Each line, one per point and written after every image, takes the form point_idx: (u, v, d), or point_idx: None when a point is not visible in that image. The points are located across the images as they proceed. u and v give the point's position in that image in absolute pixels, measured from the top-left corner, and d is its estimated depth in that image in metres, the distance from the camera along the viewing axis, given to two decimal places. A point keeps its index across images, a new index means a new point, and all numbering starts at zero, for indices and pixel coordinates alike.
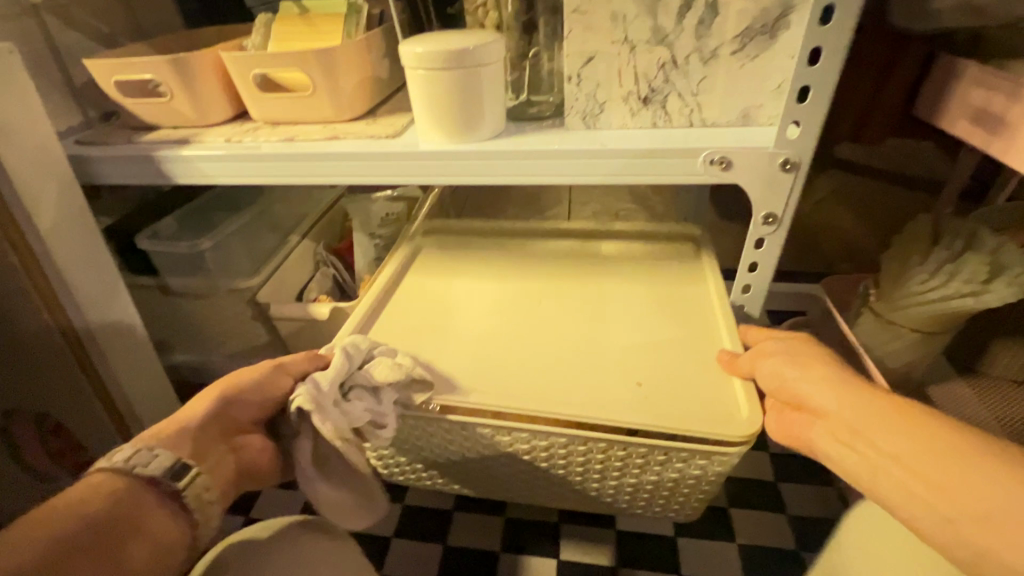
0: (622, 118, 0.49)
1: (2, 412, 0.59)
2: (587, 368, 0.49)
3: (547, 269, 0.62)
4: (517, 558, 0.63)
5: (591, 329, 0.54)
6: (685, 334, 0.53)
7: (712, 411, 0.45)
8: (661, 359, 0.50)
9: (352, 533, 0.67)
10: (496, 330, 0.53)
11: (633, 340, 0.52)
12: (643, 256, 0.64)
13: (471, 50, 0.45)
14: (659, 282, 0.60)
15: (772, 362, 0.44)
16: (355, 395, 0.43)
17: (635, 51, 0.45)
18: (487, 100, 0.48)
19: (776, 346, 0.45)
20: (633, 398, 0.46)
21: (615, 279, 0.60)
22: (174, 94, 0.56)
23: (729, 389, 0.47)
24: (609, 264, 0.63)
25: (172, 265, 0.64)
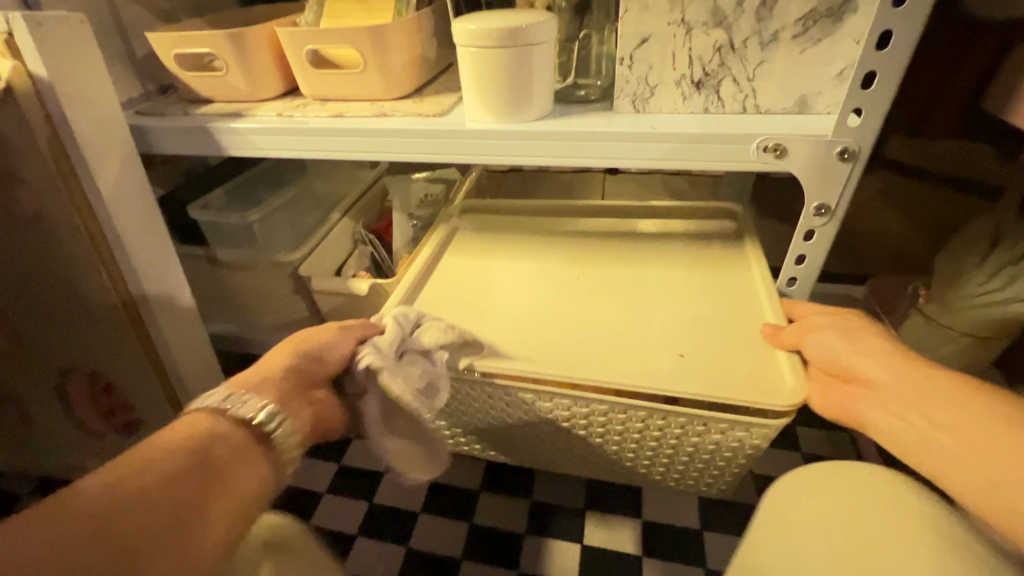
0: (673, 103, 0.48)
1: (61, 368, 0.63)
2: (631, 338, 0.49)
3: (591, 246, 0.63)
4: (540, 540, 0.64)
5: (632, 302, 0.54)
6: (728, 307, 0.53)
7: (758, 382, 0.44)
8: (705, 331, 0.50)
9: (380, 505, 0.68)
10: (536, 308, 0.54)
11: (675, 312, 0.52)
12: (685, 234, 0.64)
13: (524, 29, 0.45)
14: (701, 259, 0.59)
15: (821, 334, 0.44)
16: (409, 358, 0.46)
17: (691, 33, 0.44)
18: (536, 81, 0.48)
19: (824, 320, 0.45)
20: (679, 367, 0.46)
21: (656, 257, 0.60)
22: (229, 68, 0.58)
23: (773, 361, 0.46)
24: (651, 243, 0.62)
25: (221, 235, 0.66)
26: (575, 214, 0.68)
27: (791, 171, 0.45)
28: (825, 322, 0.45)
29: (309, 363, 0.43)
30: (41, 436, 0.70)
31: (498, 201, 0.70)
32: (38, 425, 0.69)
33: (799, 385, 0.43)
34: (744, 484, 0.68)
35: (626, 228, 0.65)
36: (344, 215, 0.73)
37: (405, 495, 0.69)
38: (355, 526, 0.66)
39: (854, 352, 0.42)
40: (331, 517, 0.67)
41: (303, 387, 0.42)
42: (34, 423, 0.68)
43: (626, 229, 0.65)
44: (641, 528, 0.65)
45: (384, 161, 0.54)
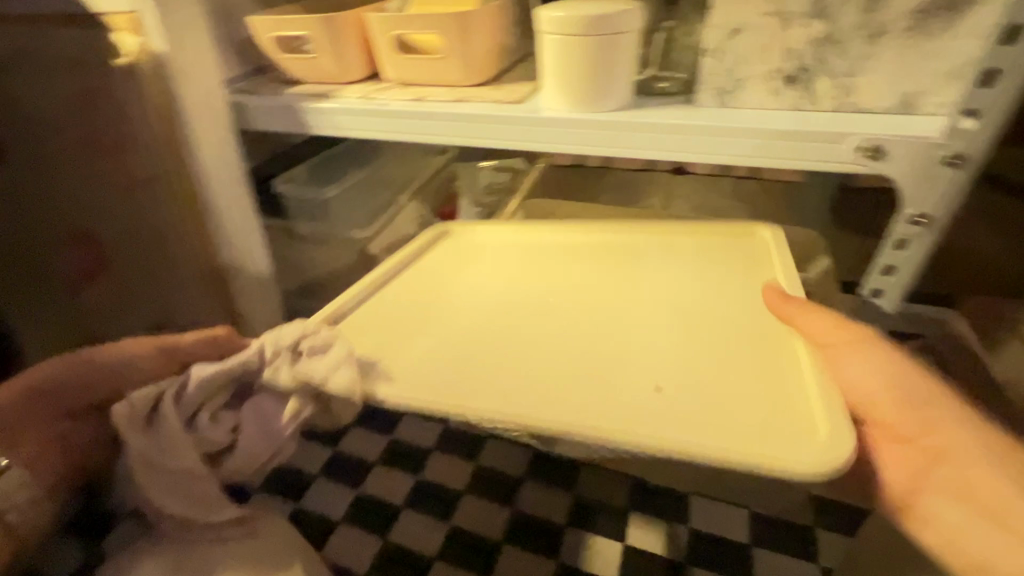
0: (760, 98, 0.46)
1: (152, 322, 0.69)
2: (622, 370, 0.41)
3: (577, 267, 0.56)
4: (581, 534, 0.64)
5: (625, 331, 0.46)
6: (746, 343, 0.44)
7: (781, 432, 0.35)
8: (714, 367, 0.41)
9: (423, 480, 0.70)
10: (471, 340, 0.46)
11: (654, 338, 0.45)
12: (694, 260, 0.56)
13: (611, 17, 0.45)
14: (713, 288, 0.51)
15: (854, 353, 0.44)
16: (255, 400, 0.43)
17: (789, 24, 0.43)
18: (619, 70, 0.48)
19: (858, 333, 0.44)
20: (678, 413, 0.37)
21: (661, 283, 0.52)
22: (320, 50, 0.61)
23: (801, 406, 0.38)
24: (652, 268, 0.55)
25: (300, 211, 0.70)
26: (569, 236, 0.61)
27: (887, 174, 0.42)
28: (860, 336, 0.44)
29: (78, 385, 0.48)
30: None
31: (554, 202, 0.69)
32: None
33: (839, 439, 0.34)
34: (800, 504, 0.65)
35: (626, 254, 0.57)
36: (410, 199, 0.75)
37: (449, 474, 0.71)
38: (402, 497, 0.68)
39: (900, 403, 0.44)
40: (379, 486, 0.70)
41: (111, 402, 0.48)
42: None
43: (621, 252, 0.58)
44: (688, 535, 0.63)
45: (460, 145, 0.55)
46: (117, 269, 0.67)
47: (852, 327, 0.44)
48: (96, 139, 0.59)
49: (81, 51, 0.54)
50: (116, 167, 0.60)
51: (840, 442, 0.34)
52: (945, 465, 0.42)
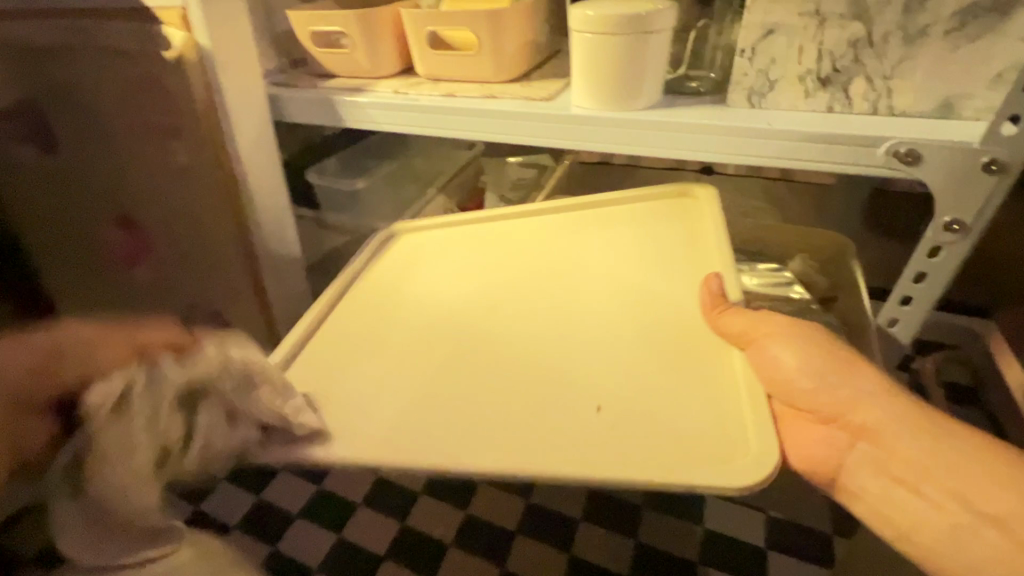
0: (793, 100, 0.45)
1: (189, 303, 0.72)
2: (563, 386, 0.42)
3: (530, 264, 0.55)
4: (596, 530, 0.64)
5: (567, 341, 0.46)
6: (687, 349, 0.44)
7: (707, 446, 0.37)
8: (651, 378, 0.42)
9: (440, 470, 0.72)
10: (417, 350, 0.47)
11: (594, 350, 0.45)
12: (648, 245, 0.56)
13: (643, 16, 0.45)
14: (661, 285, 0.51)
15: (776, 347, 0.43)
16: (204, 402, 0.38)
17: (824, 25, 0.42)
18: (650, 69, 0.48)
19: (772, 327, 0.44)
20: (609, 431, 0.38)
21: (613, 278, 0.52)
22: (356, 46, 0.62)
23: (732, 414, 0.39)
24: (605, 260, 0.54)
25: (331, 200, 0.72)
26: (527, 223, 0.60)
27: (921, 179, 0.41)
28: (776, 327, 0.44)
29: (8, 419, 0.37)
30: None
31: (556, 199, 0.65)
32: None
33: (766, 458, 0.35)
34: (819, 512, 0.64)
35: (580, 244, 0.57)
36: (439, 191, 0.76)
37: None
38: (419, 485, 0.69)
39: (824, 390, 0.42)
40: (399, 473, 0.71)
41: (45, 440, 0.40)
42: None
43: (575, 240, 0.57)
44: (701, 536, 0.63)
45: (488, 141, 0.56)
46: (158, 252, 0.70)
47: (769, 321, 0.44)
48: (142, 128, 0.62)
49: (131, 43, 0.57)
50: (159, 154, 0.63)
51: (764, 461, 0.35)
52: (871, 445, 0.41)
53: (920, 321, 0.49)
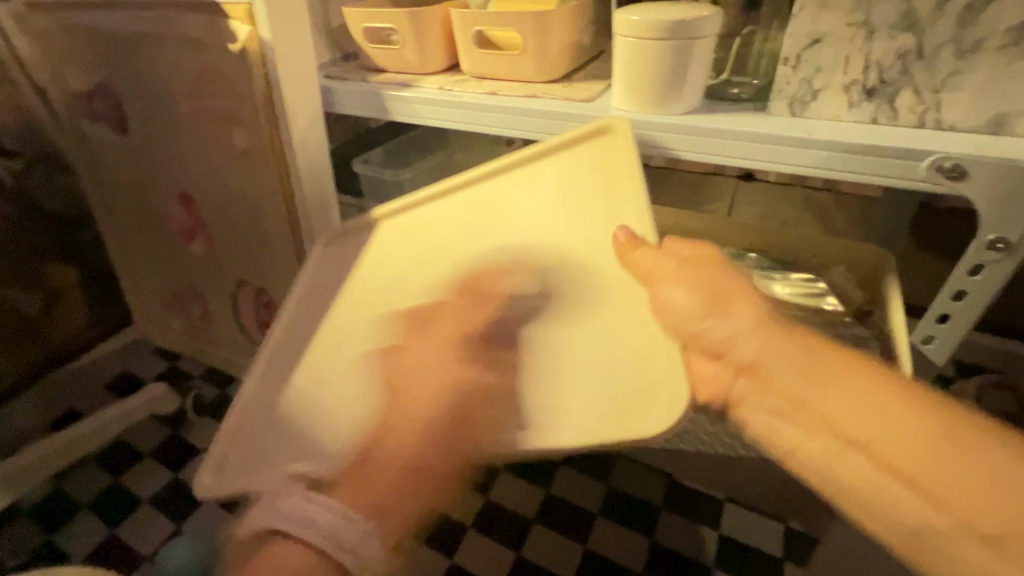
0: (836, 109, 0.45)
1: (238, 280, 0.77)
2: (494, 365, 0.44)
3: (460, 229, 0.54)
4: (612, 525, 0.65)
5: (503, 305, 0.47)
6: (610, 311, 0.43)
7: (625, 410, 0.38)
8: (572, 341, 0.43)
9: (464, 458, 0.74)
10: (359, 332, 0.51)
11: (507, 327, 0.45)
12: (569, 188, 0.51)
13: (689, 22, 0.46)
14: (583, 238, 0.48)
15: (675, 287, 0.40)
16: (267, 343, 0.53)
17: (873, 35, 0.42)
18: (692, 75, 0.48)
19: (671, 268, 0.41)
20: (536, 397, 0.40)
21: (539, 238, 0.50)
22: (405, 43, 0.65)
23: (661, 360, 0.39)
24: (527, 213, 0.52)
25: (374, 190, 0.76)
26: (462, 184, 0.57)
27: (965, 195, 0.41)
28: (674, 266, 0.41)
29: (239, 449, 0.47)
30: (211, 336, 0.85)
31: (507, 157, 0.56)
32: (211, 328, 0.83)
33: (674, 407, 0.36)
34: None
35: (511, 196, 0.54)
36: None
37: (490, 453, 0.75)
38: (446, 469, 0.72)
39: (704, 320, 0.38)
40: None
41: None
42: (211, 326, 0.83)
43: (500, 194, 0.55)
44: (716, 542, 0.64)
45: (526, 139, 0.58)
46: (213, 229, 0.75)
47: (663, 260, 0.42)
48: (209, 114, 0.66)
49: (202, 34, 0.61)
50: (220, 139, 0.67)
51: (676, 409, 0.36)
52: (752, 381, 0.36)
53: (958, 339, 0.48)
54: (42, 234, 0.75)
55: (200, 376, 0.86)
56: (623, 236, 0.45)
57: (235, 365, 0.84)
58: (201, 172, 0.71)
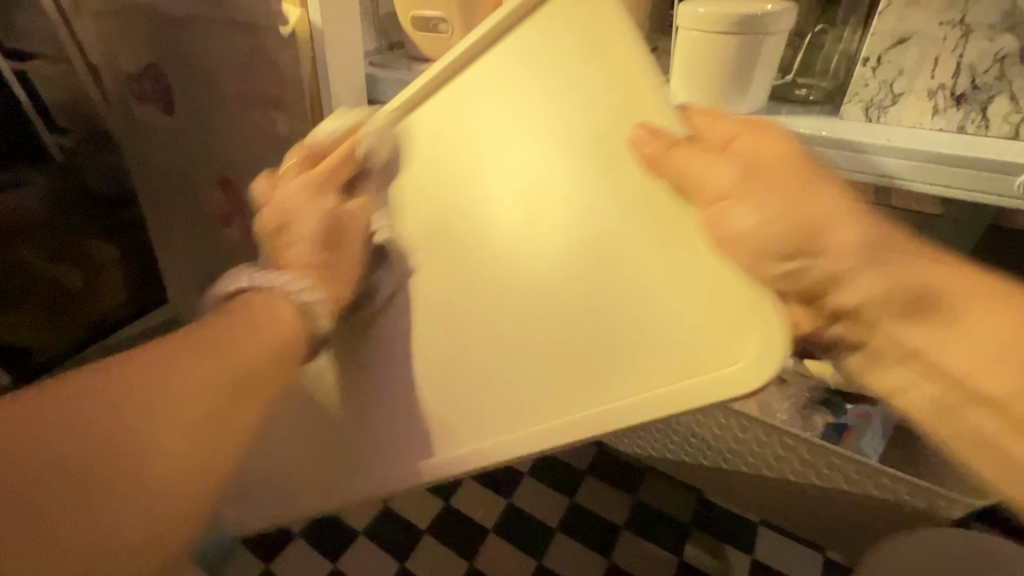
0: (916, 116, 0.42)
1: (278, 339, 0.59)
2: (525, 349, 0.39)
3: (446, 158, 0.45)
4: (637, 541, 0.63)
5: (528, 261, 0.39)
6: (655, 235, 0.35)
7: (703, 362, 0.33)
8: (597, 309, 0.36)
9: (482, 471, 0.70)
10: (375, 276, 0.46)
11: (546, 264, 0.39)
12: (545, 84, 0.41)
13: (762, 16, 0.43)
14: (584, 146, 0.39)
15: (745, 210, 0.32)
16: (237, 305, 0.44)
17: (968, 36, 0.39)
18: (761, 71, 0.46)
19: (735, 181, 0.33)
20: (599, 370, 0.36)
21: (546, 170, 0.40)
22: (454, 32, 0.63)
23: (719, 302, 0.33)
24: (521, 139, 0.41)
25: None
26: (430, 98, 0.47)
27: None
28: (744, 175, 0.33)
29: (105, 401, 0.31)
30: None
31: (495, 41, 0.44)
32: None
33: (757, 371, 0.31)
34: None
35: (503, 115, 0.43)
36: None
37: None
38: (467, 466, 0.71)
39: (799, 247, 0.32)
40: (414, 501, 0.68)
41: (199, 388, 0.33)
42: None
43: (460, 108, 0.45)
44: (747, 566, 0.61)
45: None
46: (247, 211, 0.77)
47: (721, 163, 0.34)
48: (254, 97, 0.66)
49: (251, 16, 0.61)
50: (264, 122, 0.68)
51: (765, 367, 0.30)
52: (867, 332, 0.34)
53: None
54: (75, 208, 0.75)
55: None
56: (649, 140, 0.36)
57: None
58: (244, 154, 0.72)
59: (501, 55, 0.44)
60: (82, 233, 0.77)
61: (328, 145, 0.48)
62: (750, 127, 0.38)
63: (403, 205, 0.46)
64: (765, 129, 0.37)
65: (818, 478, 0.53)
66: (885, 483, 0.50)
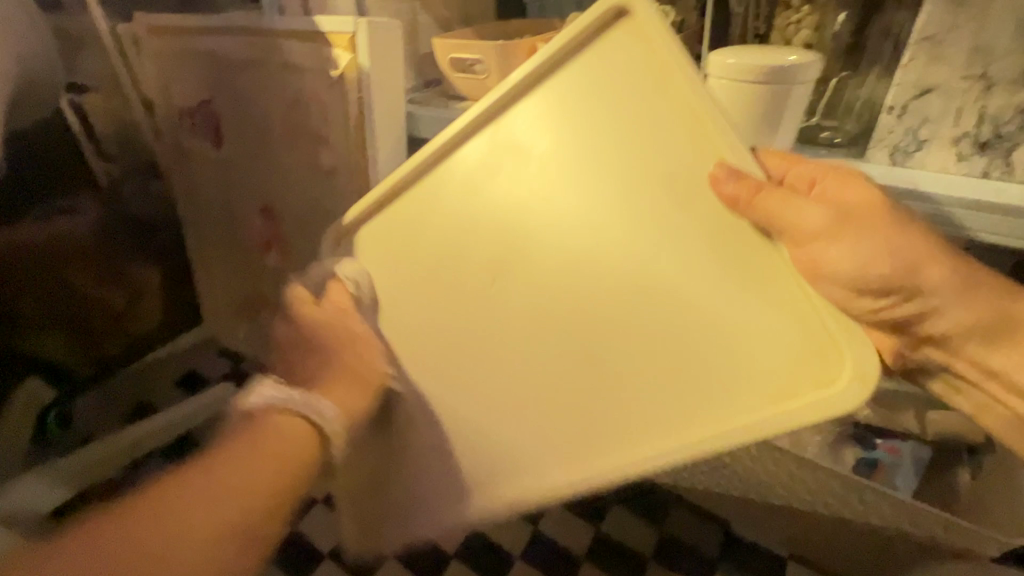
0: (943, 161, 0.52)
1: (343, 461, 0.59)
2: (607, 373, 0.43)
3: (527, 196, 0.47)
4: (666, 571, 0.63)
5: (631, 291, 0.42)
6: (734, 270, 0.39)
7: (804, 380, 0.36)
8: (677, 341, 0.40)
9: None
10: (447, 304, 0.51)
11: (624, 296, 0.42)
12: (614, 123, 0.44)
13: (789, 68, 0.48)
14: (665, 182, 0.42)
15: (837, 250, 0.37)
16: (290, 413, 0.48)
17: (990, 89, 0.49)
18: (788, 116, 0.51)
19: (825, 223, 0.37)
20: (711, 392, 0.39)
21: (617, 208, 0.43)
22: (490, 73, 0.66)
23: (806, 332, 0.37)
24: (590, 175, 0.45)
25: None
26: (491, 133, 0.50)
27: None
28: (825, 222, 0.37)
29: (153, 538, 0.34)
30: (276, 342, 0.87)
31: (541, 77, 0.47)
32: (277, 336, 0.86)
33: (854, 389, 0.34)
34: None
35: (563, 153, 0.46)
36: None
37: None
38: None
39: (861, 267, 0.38)
40: None
41: (214, 511, 0.37)
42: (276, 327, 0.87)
43: (527, 148, 0.48)
44: None
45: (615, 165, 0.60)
46: (288, 238, 0.80)
47: (806, 206, 0.37)
48: (302, 133, 0.70)
49: (304, 61, 0.65)
50: (309, 157, 0.71)
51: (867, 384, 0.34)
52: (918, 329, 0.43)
53: None
54: (123, 238, 0.79)
55: None
56: (729, 180, 0.38)
57: None
58: (287, 185, 0.76)
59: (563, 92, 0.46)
60: (129, 256, 0.80)
61: (412, 186, 0.54)
62: (833, 175, 0.44)
63: (482, 234, 0.49)
64: (847, 177, 0.44)
65: (852, 514, 0.53)
66: (921, 522, 0.49)
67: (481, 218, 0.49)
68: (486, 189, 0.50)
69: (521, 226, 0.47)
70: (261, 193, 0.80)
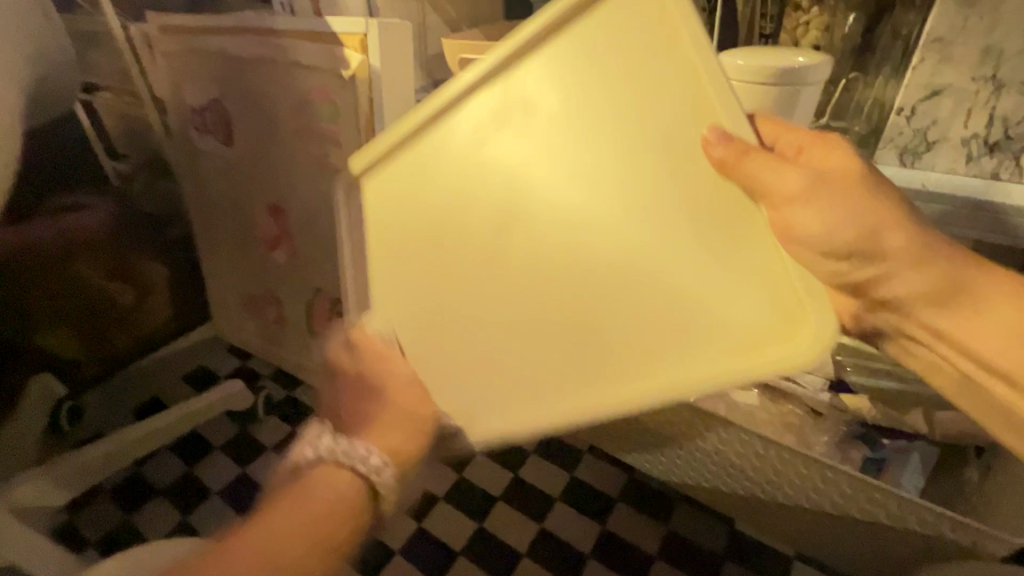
0: (952, 161, 0.54)
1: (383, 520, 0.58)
2: (564, 333, 0.40)
3: (488, 156, 0.44)
4: (673, 570, 0.63)
5: (584, 252, 0.39)
6: (701, 225, 0.36)
7: (764, 340, 0.34)
8: (635, 298, 0.38)
9: (515, 497, 0.71)
10: (411, 265, 0.48)
11: (585, 251, 0.39)
12: (599, 80, 0.39)
13: (800, 69, 0.48)
14: (638, 141, 0.38)
15: (808, 216, 0.36)
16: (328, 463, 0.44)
17: (1000, 90, 0.50)
18: (798, 117, 0.52)
19: (801, 187, 0.36)
20: (661, 351, 0.37)
21: (588, 161, 0.39)
22: None
23: (769, 289, 0.34)
24: (563, 126, 0.40)
25: None
26: (479, 88, 0.44)
27: None
28: (809, 186, 0.36)
29: None
30: (284, 339, 0.88)
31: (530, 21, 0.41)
32: (286, 333, 0.87)
33: (812, 348, 0.32)
34: None
35: (540, 104, 0.41)
36: None
37: (548, 481, 0.73)
38: (499, 489, 0.72)
39: (829, 232, 0.38)
40: (446, 527, 0.68)
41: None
42: (284, 324, 0.88)
43: (504, 98, 0.43)
44: None
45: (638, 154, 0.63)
46: (296, 236, 0.81)
47: (784, 170, 0.35)
48: (311, 131, 0.71)
49: (315, 60, 0.66)
50: (319, 155, 0.72)
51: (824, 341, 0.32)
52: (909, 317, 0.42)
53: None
54: (139, 236, 0.82)
55: (269, 445, 0.79)
56: (718, 145, 0.35)
57: (301, 370, 0.86)
58: (296, 183, 0.77)
59: (557, 48, 0.41)
60: (141, 254, 0.82)
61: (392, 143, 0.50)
62: (821, 144, 0.42)
63: (449, 193, 0.46)
64: (832, 146, 0.42)
65: (858, 512, 0.53)
66: (930, 520, 0.49)
67: (448, 176, 0.46)
68: (460, 147, 0.45)
69: (487, 188, 0.44)
70: (270, 191, 0.80)
